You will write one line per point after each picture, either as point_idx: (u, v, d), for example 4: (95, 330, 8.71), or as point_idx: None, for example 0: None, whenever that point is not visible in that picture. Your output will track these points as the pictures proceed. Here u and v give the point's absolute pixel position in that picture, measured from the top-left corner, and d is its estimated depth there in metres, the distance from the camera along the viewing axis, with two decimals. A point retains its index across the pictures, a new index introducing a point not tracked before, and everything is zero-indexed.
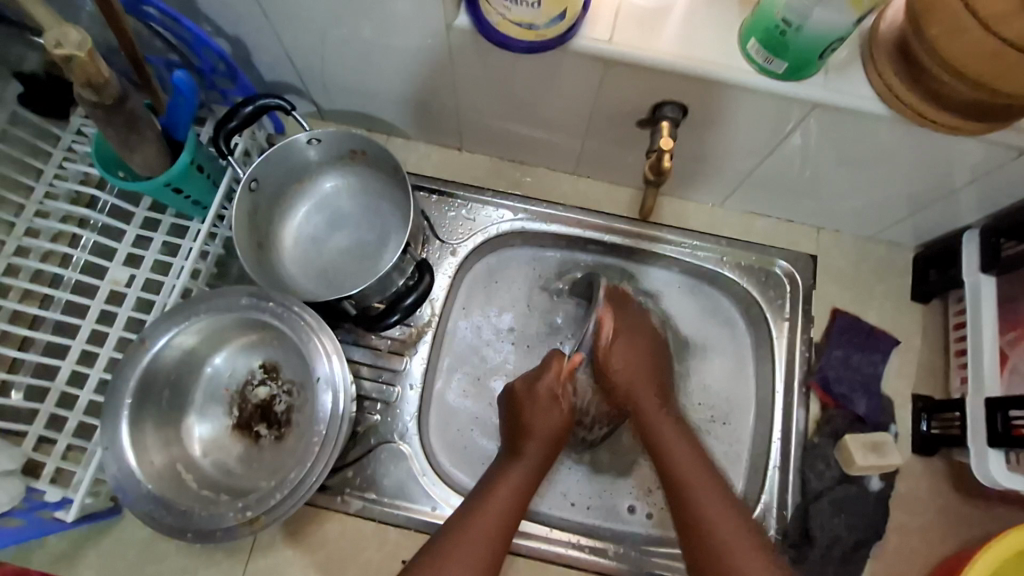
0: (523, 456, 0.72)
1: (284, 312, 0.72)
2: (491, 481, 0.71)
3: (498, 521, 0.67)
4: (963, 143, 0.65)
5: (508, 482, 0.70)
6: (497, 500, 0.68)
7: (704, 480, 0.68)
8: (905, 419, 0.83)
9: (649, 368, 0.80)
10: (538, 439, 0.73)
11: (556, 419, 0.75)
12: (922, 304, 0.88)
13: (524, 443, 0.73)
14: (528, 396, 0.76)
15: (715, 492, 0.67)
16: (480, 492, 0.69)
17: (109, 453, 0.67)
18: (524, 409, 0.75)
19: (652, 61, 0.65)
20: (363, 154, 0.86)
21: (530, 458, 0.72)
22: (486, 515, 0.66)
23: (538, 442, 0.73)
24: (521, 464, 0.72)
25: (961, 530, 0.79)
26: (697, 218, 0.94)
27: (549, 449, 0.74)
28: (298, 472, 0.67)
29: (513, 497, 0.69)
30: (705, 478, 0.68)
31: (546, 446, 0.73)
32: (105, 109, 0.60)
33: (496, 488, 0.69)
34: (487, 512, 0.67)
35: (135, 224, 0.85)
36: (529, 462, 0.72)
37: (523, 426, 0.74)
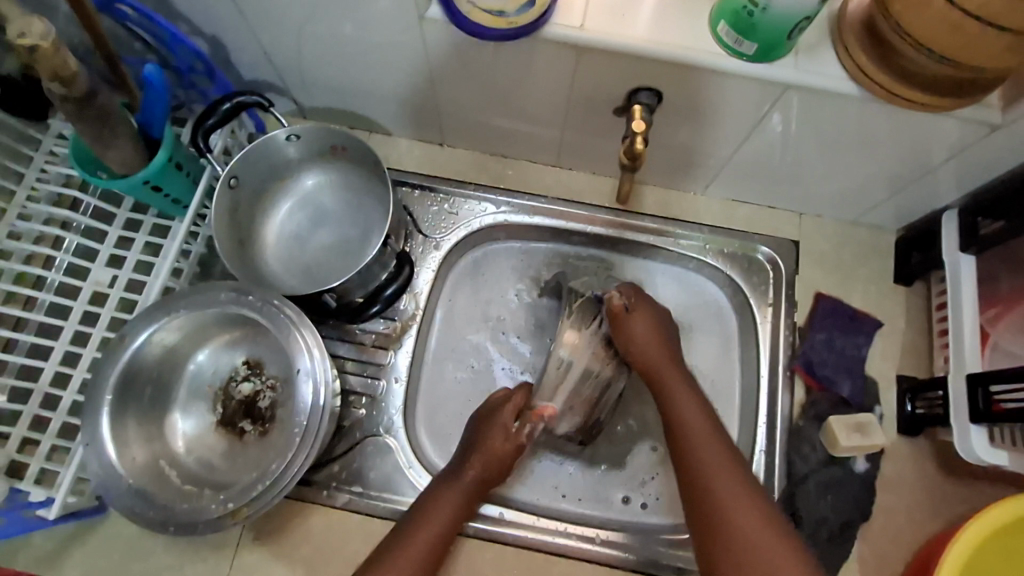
0: (463, 479, 0.72)
1: (264, 306, 0.72)
2: (435, 494, 0.71)
3: (430, 543, 0.67)
4: (935, 121, 0.65)
5: (447, 500, 0.70)
6: (432, 519, 0.69)
7: (716, 454, 0.66)
8: (890, 400, 0.83)
9: (663, 352, 0.76)
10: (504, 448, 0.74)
11: (508, 442, 0.73)
12: (905, 287, 0.89)
13: (470, 457, 0.73)
14: (487, 419, 0.75)
15: (730, 477, 0.64)
16: (419, 509, 0.70)
17: (91, 450, 0.67)
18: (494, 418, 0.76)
19: (623, 47, 0.65)
20: (343, 150, 0.86)
21: (473, 478, 0.72)
22: (415, 538, 0.67)
23: (479, 466, 0.72)
24: (461, 485, 0.71)
25: (948, 510, 0.79)
26: (680, 206, 0.94)
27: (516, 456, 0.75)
28: (280, 464, 0.67)
29: (453, 514, 0.70)
30: (724, 465, 0.65)
31: (490, 469, 0.72)
32: (74, 102, 0.60)
33: (435, 503, 0.70)
34: (419, 534, 0.67)
35: (118, 225, 0.85)
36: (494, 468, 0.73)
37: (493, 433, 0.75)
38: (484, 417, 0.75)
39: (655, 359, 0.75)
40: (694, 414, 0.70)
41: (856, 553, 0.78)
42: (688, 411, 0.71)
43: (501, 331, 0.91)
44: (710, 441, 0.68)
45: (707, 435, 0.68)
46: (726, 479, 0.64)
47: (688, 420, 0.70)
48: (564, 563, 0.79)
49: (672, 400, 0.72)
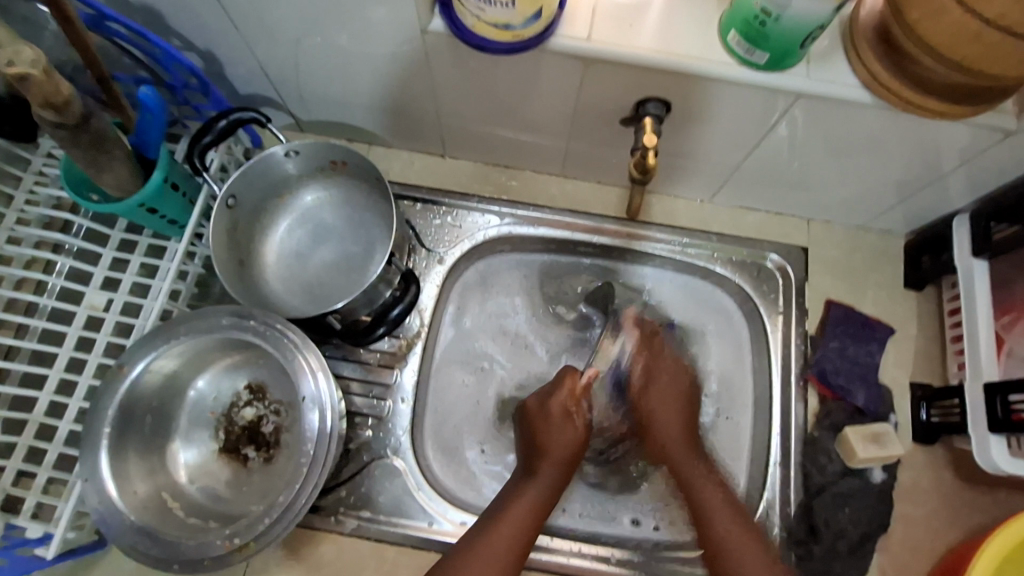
0: (539, 477, 0.71)
1: (266, 330, 0.70)
2: (505, 502, 0.70)
3: (507, 550, 0.66)
4: (949, 128, 0.64)
5: (522, 506, 0.69)
6: (510, 525, 0.67)
7: (703, 474, 0.73)
8: (905, 408, 0.82)
9: (684, 418, 0.78)
10: (553, 460, 0.72)
11: (573, 441, 0.74)
12: (916, 292, 0.88)
13: (538, 462, 0.72)
14: (547, 423, 0.75)
15: (708, 480, 0.73)
16: (488, 520, 0.68)
17: (90, 485, 0.65)
18: (539, 426, 0.75)
19: (632, 58, 0.64)
20: (343, 165, 0.84)
21: (545, 478, 0.71)
22: (496, 540, 0.66)
23: (551, 467, 0.72)
24: (537, 485, 0.71)
25: (966, 518, 0.78)
26: (686, 214, 0.92)
27: (564, 468, 0.73)
28: (288, 495, 0.65)
29: (526, 522, 0.68)
30: (719, 502, 0.71)
31: (561, 469, 0.72)
32: (70, 129, 0.58)
33: (511, 510, 0.68)
34: (499, 539, 0.66)
35: (111, 247, 0.83)
36: (544, 481, 0.71)
37: (540, 445, 0.74)
38: (541, 424, 0.75)
39: (665, 420, 0.77)
40: (699, 462, 0.75)
41: (875, 565, 0.77)
42: (687, 462, 0.75)
43: (510, 346, 0.89)
44: (706, 481, 0.73)
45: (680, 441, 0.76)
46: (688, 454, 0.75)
47: (680, 454, 0.75)
48: None
49: (675, 450, 0.76)
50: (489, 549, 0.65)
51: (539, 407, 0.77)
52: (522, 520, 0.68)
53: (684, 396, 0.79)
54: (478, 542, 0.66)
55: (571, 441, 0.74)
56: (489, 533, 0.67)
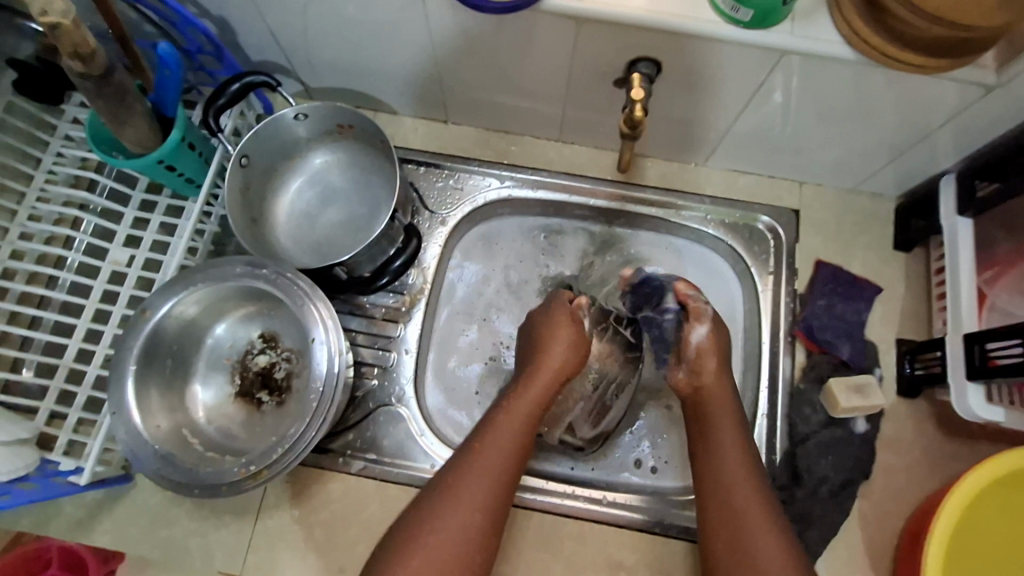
0: (530, 388, 0.71)
1: (277, 279, 0.74)
2: (488, 425, 0.68)
3: (503, 457, 0.65)
4: (931, 83, 0.66)
5: (514, 416, 0.68)
6: (493, 451, 0.65)
7: (733, 443, 0.67)
8: (890, 363, 0.85)
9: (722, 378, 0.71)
10: (542, 376, 0.72)
11: (561, 364, 0.73)
12: (904, 253, 0.90)
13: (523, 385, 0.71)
14: (543, 334, 0.76)
15: (741, 478, 0.63)
16: (482, 430, 0.67)
17: (117, 418, 0.70)
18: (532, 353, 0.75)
19: (622, 15, 0.66)
20: (350, 128, 0.88)
21: (528, 398, 0.70)
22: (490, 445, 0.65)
23: (544, 381, 0.72)
24: (529, 396, 0.70)
25: (945, 467, 0.81)
26: (682, 178, 0.95)
27: (552, 382, 0.72)
28: (298, 428, 0.70)
29: (526, 414, 0.69)
30: (749, 496, 0.62)
31: (555, 383, 0.72)
32: (93, 81, 0.62)
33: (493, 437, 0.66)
34: (493, 444, 0.65)
35: (133, 206, 0.88)
36: (529, 399, 0.70)
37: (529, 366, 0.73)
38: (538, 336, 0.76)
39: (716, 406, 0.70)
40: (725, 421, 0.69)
41: (857, 510, 0.80)
42: (727, 454, 0.65)
43: (509, 305, 0.93)
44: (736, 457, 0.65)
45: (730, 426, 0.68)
46: (733, 467, 0.65)
47: (724, 432, 0.68)
48: (571, 525, 0.82)
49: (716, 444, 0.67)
50: (482, 459, 0.64)
51: (543, 322, 0.77)
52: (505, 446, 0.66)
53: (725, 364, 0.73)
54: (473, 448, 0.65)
55: (560, 362, 0.73)
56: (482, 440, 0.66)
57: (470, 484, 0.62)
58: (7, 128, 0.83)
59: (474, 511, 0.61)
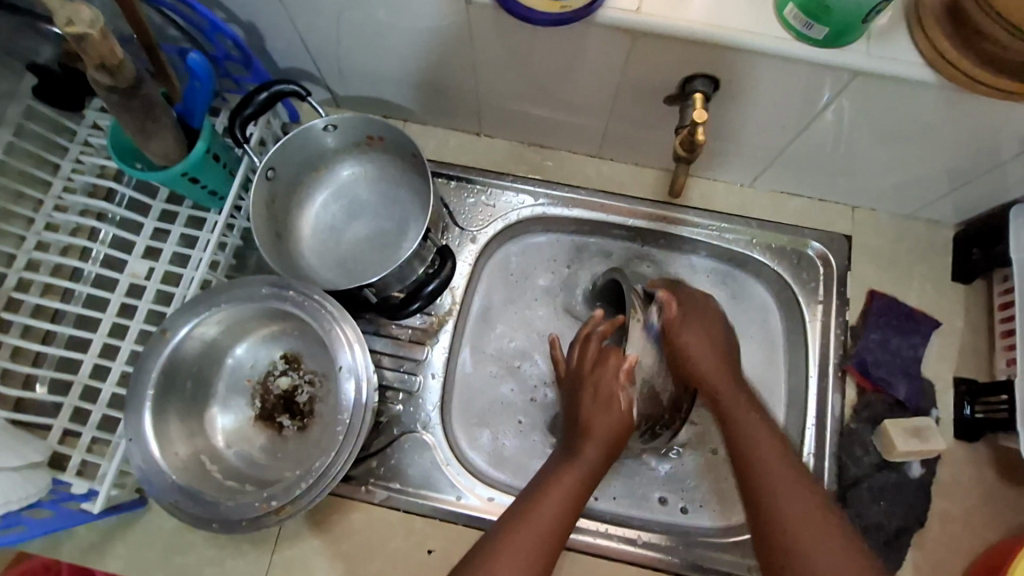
0: (580, 462, 0.64)
1: (305, 301, 0.70)
2: (542, 486, 0.63)
3: (541, 542, 0.58)
4: (1018, 111, 0.61)
5: (563, 491, 0.61)
6: (545, 520, 0.59)
7: (756, 423, 0.64)
8: (947, 403, 0.80)
9: (722, 360, 0.72)
10: (598, 440, 0.65)
11: (618, 423, 0.66)
12: (964, 285, 0.85)
13: (582, 443, 0.65)
14: (607, 392, 0.67)
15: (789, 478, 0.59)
16: (524, 507, 0.61)
17: (134, 445, 0.66)
18: (584, 401, 0.67)
19: (682, 30, 0.61)
20: (380, 140, 0.84)
21: (587, 461, 0.64)
22: (537, 520, 0.60)
23: (597, 450, 0.64)
24: (578, 470, 0.63)
25: (1007, 517, 0.76)
26: (725, 198, 0.90)
27: (611, 449, 0.65)
28: (323, 461, 0.66)
29: (582, 483, 0.63)
30: (794, 484, 0.59)
31: (609, 450, 0.65)
32: (121, 93, 0.59)
33: (547, 496, 0.61)
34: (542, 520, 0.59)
35: (153, 217, 0.84)
36: (586, 465, 0.63)
37: (584, 422, 0.66)
38: (598, 389, 0.68)
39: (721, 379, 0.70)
40: (758, 432, 0.64)
41: (912, 560, 0.75)
42: (765, 460, 0.61)
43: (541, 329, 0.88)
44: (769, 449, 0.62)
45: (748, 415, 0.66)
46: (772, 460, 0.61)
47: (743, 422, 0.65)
48: (607, 566, 0.77)
49: (734, 420, 0.66)
50: (525, 538, 0.58)
51: (595, 374, 0.69)
52: (557, 514, 0.60)
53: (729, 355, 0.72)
54: (516, 523, 0.59)
55: (618, 424, 0.66)
56: (520, 524, 0.59)
57: (521, 554, 0.57)
58: (25, 134, 0.80)
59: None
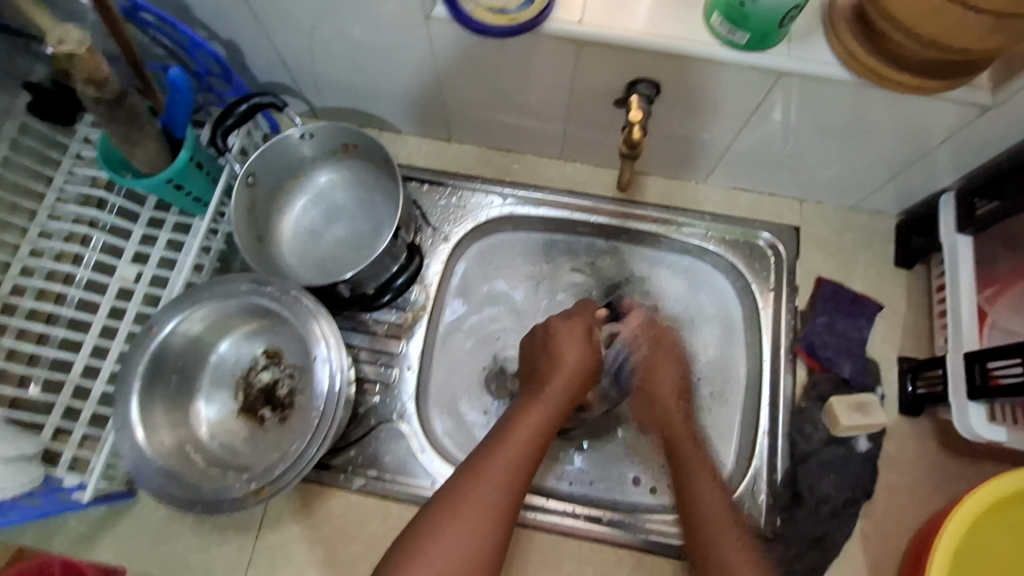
0: (546, 396, 0.70)
1: (282, 297, 0.75)
2: (513, 418, 0.68)
3: (517, 463, 0.63)
4: (928, 105, 0.67)
5: (530, 422, 0.67)
6: (515, 444, 0.65)
7: (697, 457, 0.71)
8: (892, 381, 0.85)
9: (678, 392, 0.78)
10: (563, 377, 0.71)
11: (586, 361, 0.73)
12: (906, 270, 0.90)
13: (549, 380, 0.71)
14: (564, 336, 0.75)
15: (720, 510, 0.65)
16: (491, 441, 0.66)
17: (122, 434, 0.70)
18: (556, 343, 0.74)
19: (620, 39, 0.67)
20: (355, 147, 0.89)
21: (552, 395, 0.70)
22: (509, 450, 0.64)
23: (554, 390, 0.71)
24: (543, 405, 0.69)
25: (950, 486, 0.80)
26: (682, 195, 0.96)
27: (574, 387, 0.72)
28: (299, 445, 0.70)
29: (551, 411, 0.69)
30: (711, 479, 0.67)
31: (569, 392, 0.71)
32: (105, 104, 0.64)
33: (519, 426, 0.67)
34: (513, 448, 0.65)
35: (141, 224, 0.89)
36: (553, 399, 0.70)
37: (553, 360, 0.73)
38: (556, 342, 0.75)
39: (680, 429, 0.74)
40: (682, 432, 0.74)
41: (859, 528, 0.80)
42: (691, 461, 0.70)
43: (512, 322, 0.93)
44: (693, 454, 0.71)
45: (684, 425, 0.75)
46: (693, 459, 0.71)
47: (677, 428, 0.74)
48: (573, 543, 0.82)
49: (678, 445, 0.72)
50: (498, 468, 0.63)
51: (560, 322, 0.77)
52: (528, 444, 0.65)
53: (682, 391, 0.78)
54: (494, 450, 0.64)
55: (581, 363, 0.73)
56: (493, 448, 0.65)
57: (491, 478, 0.62)
58: (20, 148, 0.85)
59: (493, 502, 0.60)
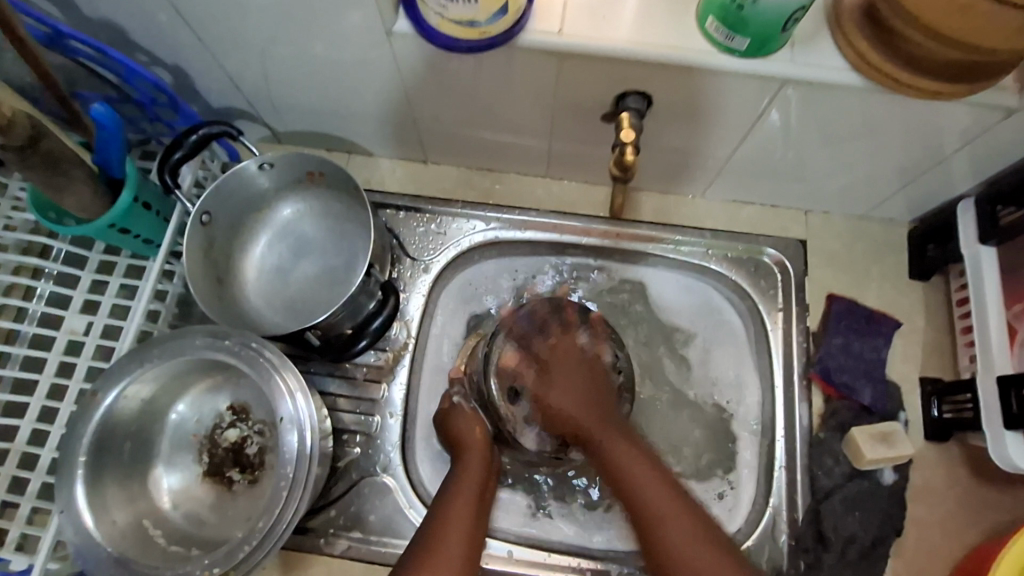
0: (467, 470, 0.68)
1: (242, 350, 0.67)
2: (445, 496, 0.65)
3: (465, 536, 0.60)
4: (948, 108, 0.60)
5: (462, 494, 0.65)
6: (460, 521, 0.62)
7: (614, 435, 0.67)
8: (915, 404, 0.78)
9: (596, 407, 0.70)
10: (473, 449, 0.71)
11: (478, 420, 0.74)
12: (922, 282, 0.84)
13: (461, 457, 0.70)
14: (458, 419, 0.74)
15: (672, 504, 0.61)
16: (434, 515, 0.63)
17: (66, 517, 0.62)
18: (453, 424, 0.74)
19: (605, 48, 0.60)
20: (320, 175, 0.82)
21: (473, 467, 0.69)
22: (447, 537, 0.59)
23: (473, 466, 0.69)
24: (468, 478, 0.67)
25: (984, 518, 0.74)
26: (678, 211, 0.89)
27: (485, 454, 0.71)
28: (267, 520, 0.63)
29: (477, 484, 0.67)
30: (675, 506, 0.61)
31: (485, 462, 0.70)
32: (15, 151, 0.57)
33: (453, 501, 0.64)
34: (453, 523, 0.61)
35: (90, 270, 0.81)
36: (473, 471, 0.68)
37: (458, 440, 0.73)
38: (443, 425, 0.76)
39: (595, 428, 0.68)
40: (647, 481, 0.62)
41: (890, 570, 0.73)
42: (652, 493, 0.62)
43: None
44: (643, 468, 0.64)
45: (601, 426, 0.68)
46: (657, 494, 0.62)
47: (613, 441, 0.66)
48: None
49: (609, 444, 0.66)
50: (445, 547, 0.58)
51: (444, 419, 0.76)
52: (466, 513, 0.63)
53: (594, 398, 0.71)
54: (431, 538, 0.60)
55: (478, 428, 0.73)
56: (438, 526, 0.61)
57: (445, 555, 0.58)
58: None
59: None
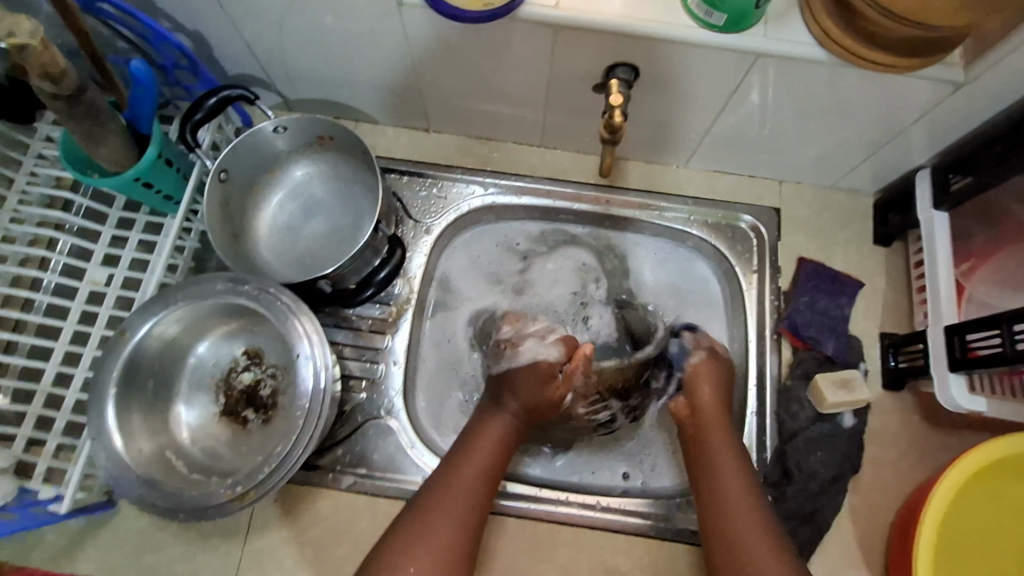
0: (501, 411, 0.74)
1: (260, 295, 0.73)
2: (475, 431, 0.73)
3: (481, 470, 0.68)
4: (904, 82, 0.67)
5: (488, 434, 0.72)
6: (480, 453, 0.70)
7: (728, 455, 0.70)
8: (874, 356, 0.86)
9: (721, 418, 0.75)
10: (516, 397, 0.75)
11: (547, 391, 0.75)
12: (884, 247, 0.91)
13: (501, 399, 0.75)
14: (523, 374, 0.75)
15: (744, 506, 0.64)
16: (462, 447, 0.71)
17: (97, 443, 0.68)
18: (514, 376, 0.76)
19: (598, 21, 0.67)
20: (331, 139, 0.87)
21: (507, 411, 0.74)
22: (462, 481, 0.67)
23: (503, 413, 0.74)
24: (501, 418, 0.74)
25: (932, 458, 0.82)
26: (664, 180, 0.96)
27: (530, 409, 0.75)
28: (284, 447, 0.69)
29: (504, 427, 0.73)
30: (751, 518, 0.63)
31: (526, 408, 0.74)
32: (64, 100, 0.62)
33: (481, 437, 0.72)
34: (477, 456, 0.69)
35: (110, 225, 0.86)
36: (506, 416, 0.74)
37: (503, 384, 0.76)
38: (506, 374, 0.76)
39: (711, 435, 0.73)
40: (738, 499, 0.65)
41: (848, 504, 0.81)
42: (728, 485, 0.67)
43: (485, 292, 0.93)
44: (737, 478, 0.67)
45: (721, 446, 0.71)
46: (734, 482, 0.67)
47: (720, 469, 0.69)
48: (568, 531, 0.82)
49: (716, 471, 0.69)
50: (462, 473, 0.67)
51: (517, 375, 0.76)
52: (490, 448, 0.70)
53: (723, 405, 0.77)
54: (451, 472, 0.68)
55: (540, 385, 0.75)
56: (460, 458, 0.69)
57: (463, 482, 0.66)
58: None
59: (465, 502, 0.65)
